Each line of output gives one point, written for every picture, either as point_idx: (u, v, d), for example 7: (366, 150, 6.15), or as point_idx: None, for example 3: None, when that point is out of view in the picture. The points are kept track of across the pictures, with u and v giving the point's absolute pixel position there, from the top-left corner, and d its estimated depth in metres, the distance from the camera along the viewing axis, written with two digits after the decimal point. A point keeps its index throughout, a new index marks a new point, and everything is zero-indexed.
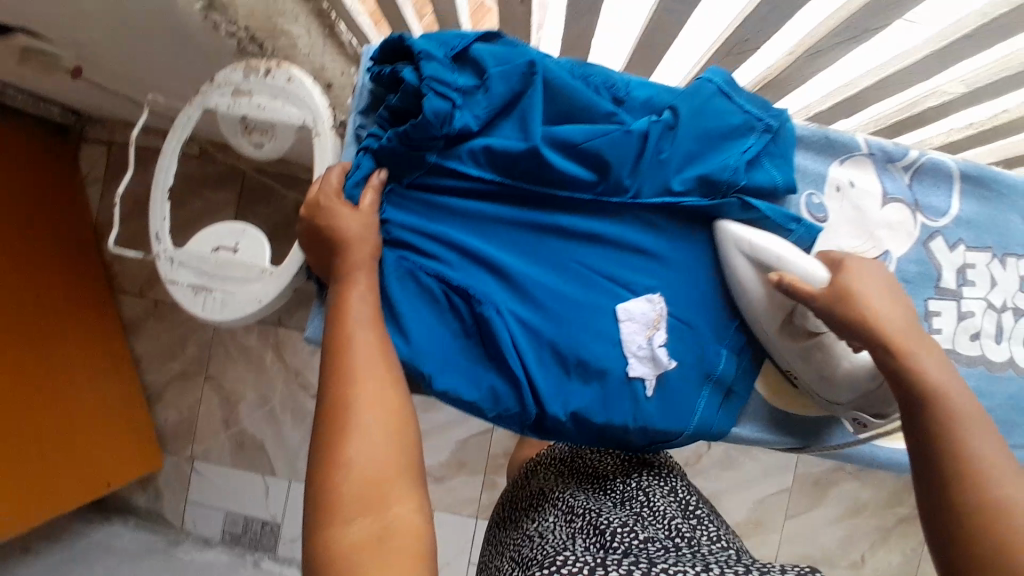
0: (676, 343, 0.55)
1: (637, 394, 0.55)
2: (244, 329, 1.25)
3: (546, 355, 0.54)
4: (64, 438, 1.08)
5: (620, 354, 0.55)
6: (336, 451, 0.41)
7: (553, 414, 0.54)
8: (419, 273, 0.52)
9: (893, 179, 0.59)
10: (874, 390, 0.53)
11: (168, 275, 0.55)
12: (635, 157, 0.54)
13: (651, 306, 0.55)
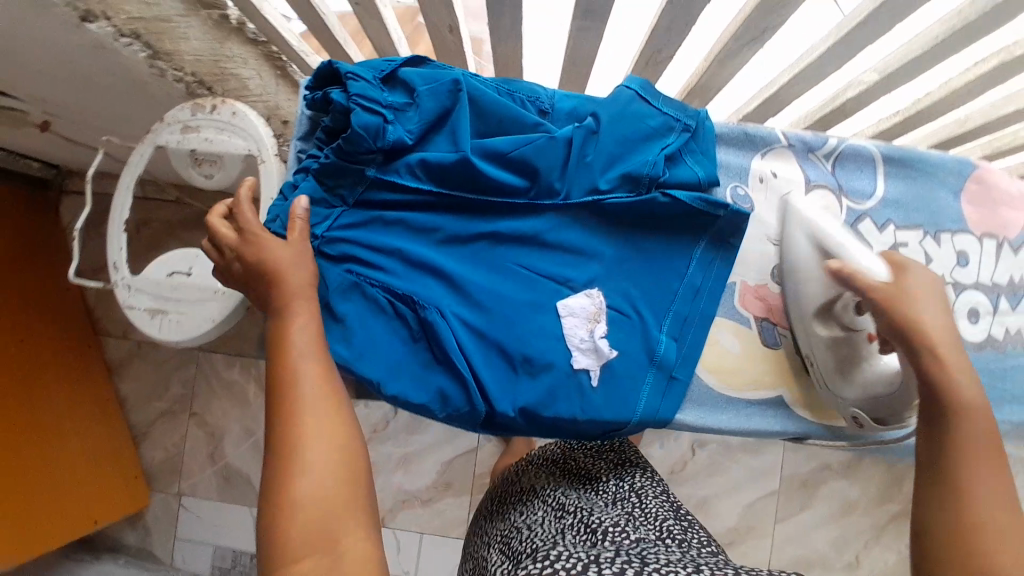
0: (617, 333, 0.58)
1: (583, 385, 0.57)
2: (227, 364, 1.28)
3: (492, 354, 0.57)
4: (51, 475, 1.09)
5: (564, 348, 0.57)
6: (287, 486, 0.43)
7: (502, 411, 0.56)
8: (364, 285, 0.55)
9: (815, 168, 0.62)
10: (885, 397, 0.54)
11: (125, 301, 0.57)
12: (563, 161, 0.57)
13: (590, 300, 0.58)
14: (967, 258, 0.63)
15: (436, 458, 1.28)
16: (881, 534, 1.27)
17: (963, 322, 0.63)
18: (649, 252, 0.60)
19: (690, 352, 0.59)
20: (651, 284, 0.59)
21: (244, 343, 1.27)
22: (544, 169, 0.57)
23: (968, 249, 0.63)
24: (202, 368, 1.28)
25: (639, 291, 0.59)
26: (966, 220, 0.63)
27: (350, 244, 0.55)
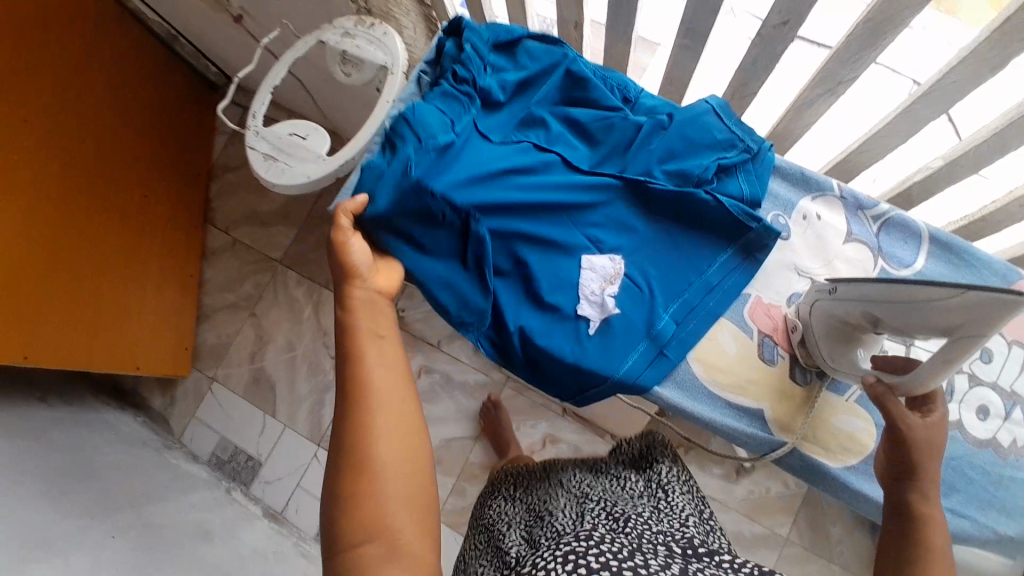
0: (625, 299, 0.62)
1: (580, 333, 0.61)
2: (296, 282, 1.43)
3: (513, 280, 0.63)
4: (120, 311, 1.24)
5: (575, 295, 0.62)
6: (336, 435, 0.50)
7: (509, 327, 0.62)
8: None
9: (860, 224, 0.65)
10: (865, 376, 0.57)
11: (250, 142, 0.70)
12: (620, 142, 0.65)
13: (611, 263, 0.63)
14: (993, 356, 0.62)
15: (439, 432, 1.31)
16: None
17: (971, 417, 0.60)
18: (681, 243, 0.64)
19: (683, 340, 0.62)
20: (672, 270, 0.63)
21: (317, 268, 1.42)
22: (609, 145, 0.65)
23: (993, 347, 0.62)
24: (275, 278, 1.44)
25: (660, 272, 0.63)
26: None
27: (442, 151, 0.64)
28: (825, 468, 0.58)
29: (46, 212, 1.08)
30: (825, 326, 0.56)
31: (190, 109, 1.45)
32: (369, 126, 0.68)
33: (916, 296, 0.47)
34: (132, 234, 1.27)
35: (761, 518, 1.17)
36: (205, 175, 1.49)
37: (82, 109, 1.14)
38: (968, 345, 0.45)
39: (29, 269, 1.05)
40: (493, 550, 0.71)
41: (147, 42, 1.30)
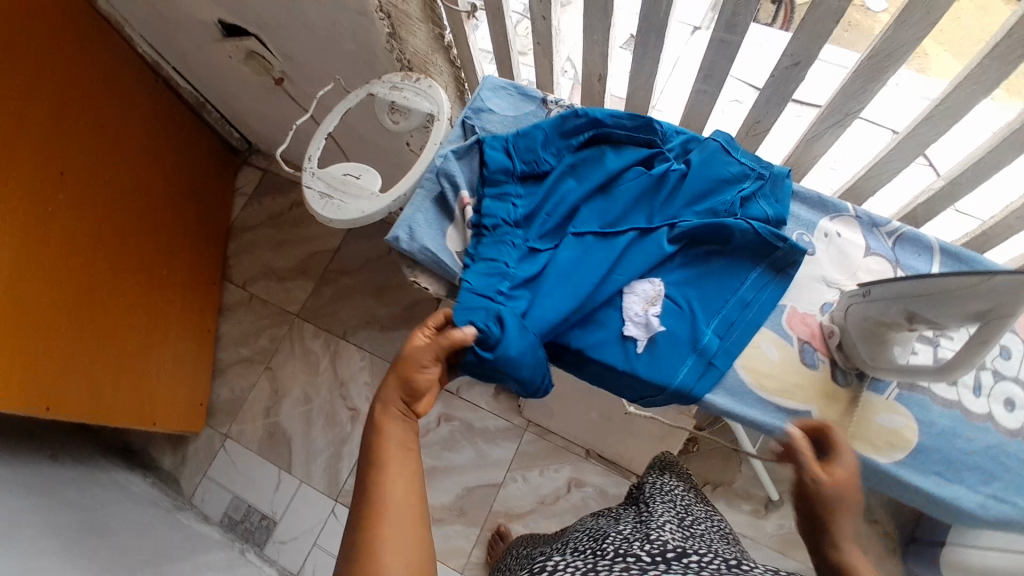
0: (670, 318, 0.64)
1: (629, 352, 0.64)
2: (313, 334, 1.44)
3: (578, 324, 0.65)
4: (139, 365, 1.24)
5: (620, 318, 0.65)
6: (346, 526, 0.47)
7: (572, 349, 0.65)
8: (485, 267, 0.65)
9: (876, 240, 0.71)
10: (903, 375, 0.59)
11: (307, 182, 0.75)
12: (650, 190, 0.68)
13: (651, 286, 0.66)
14: (1011, 352, 0.67)
15: (459, 481, 1.29)
16: None
17: (1000, 409, 0.64)
18: (718, 263, 0.67)
19: (728, 349, 0.64)
20: (712, 286, 0.66)
21: (334, 321, 1.45)
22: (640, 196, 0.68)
23: (1010, 345, 0.67)
24: (291, 332, 1.45)
25: (702, 294, 0.66)
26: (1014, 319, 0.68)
27: (494, 231, 0.66)
28: (877, 463, 0.61)
29: (79, 261, 1.11)
30: (860, 328, 0.61)
31: (212, 171, 1.51)
32: (418, 168, 0.71)
33: (949, 290, 0.52)
34: (156, 288, 1.30)
35: (791, 554, 1.17)
36: (223, 233, 1.54)
37: (117, 168, 1.20)
38: (1001, 326, 0.49)
39: (59, 316, 1.07)
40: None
41: (180, 109, 1.39)
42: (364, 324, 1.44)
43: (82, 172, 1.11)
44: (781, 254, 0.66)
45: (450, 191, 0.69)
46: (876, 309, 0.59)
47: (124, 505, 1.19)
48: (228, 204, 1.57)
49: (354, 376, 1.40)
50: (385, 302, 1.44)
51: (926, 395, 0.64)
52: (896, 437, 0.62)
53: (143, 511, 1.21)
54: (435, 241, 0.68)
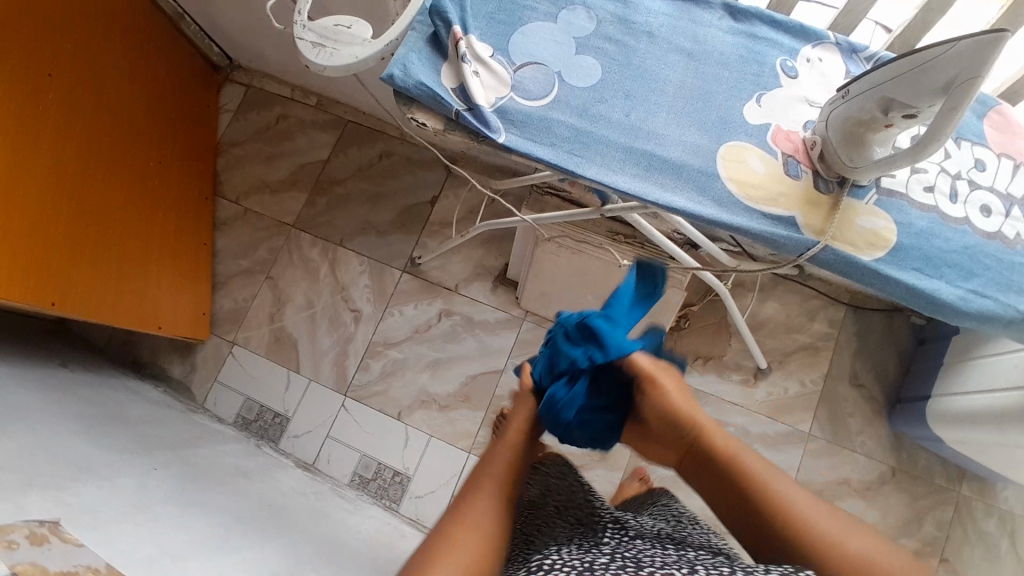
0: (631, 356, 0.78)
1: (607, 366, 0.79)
2: (311, 243, 1.46)
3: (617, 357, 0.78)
4: (142, 271, 1.26)
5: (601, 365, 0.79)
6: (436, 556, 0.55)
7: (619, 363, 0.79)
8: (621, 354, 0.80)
9: (856, 65, 0.73)
10: (876, 166, 0.64)
11: (298, 33, 0.75)
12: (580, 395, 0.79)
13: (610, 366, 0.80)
14: (985, 165, 0.71)
15: (463, 370, 1.35)
16: None
17: (976, 215, 0.69)
18: (697, 88, 0.71)
19: (707, 156, 0.68)
20: (694, 108, 0.70)
21: (330, 229, 1.47)
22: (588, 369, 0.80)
23: (985, 159, 0.72)
24: (289, 242, 1.47)
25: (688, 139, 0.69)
26: (987, 136, 0.73)
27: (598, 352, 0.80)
28: (860, 261, 0.65)
29: (76, 163, 1.11)
30: (838, 131, 0.65)
31: (196, 86, 1.50)
32: (410, 10, 0.69)
33: (917, 65, 0.56)
34: (153, 199, 1.31)
35: (781, 417, 1.27)
36: (212, 150, 1.53)
37: (102, 73, 1.18)
38: (968, 89, 0.54)
39: (64, 215, 1.08)
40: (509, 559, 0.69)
41: (162, 18, 1.36)
42: (360, 230, 1.46)
43: (69, 72, 1.10)
44: (756, 88, 0.71)
45: (443, 28, 0.71)
46: (852, 106, 0.63)
47: (139, 403, 1.22)
48: (214, 120, 1.56)
49: (354, 280, 1.43)
50: (379, 208, 1.46)
51: (905, 201, 0.68)
52: (873, 240, 0.66)
53: (158, 409, 1.24)
54: (429, 78, 0.70)
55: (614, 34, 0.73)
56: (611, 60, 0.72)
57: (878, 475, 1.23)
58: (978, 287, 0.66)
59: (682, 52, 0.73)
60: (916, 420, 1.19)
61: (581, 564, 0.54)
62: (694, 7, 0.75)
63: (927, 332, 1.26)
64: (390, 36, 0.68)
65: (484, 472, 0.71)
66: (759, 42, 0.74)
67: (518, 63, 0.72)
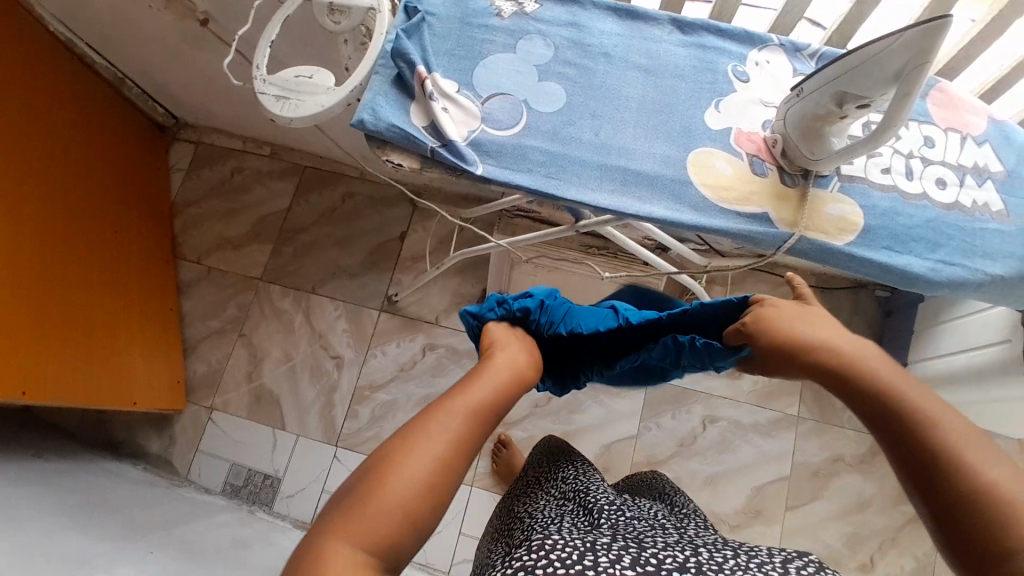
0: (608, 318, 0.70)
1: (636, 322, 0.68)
2: (282, 294, 1.43)
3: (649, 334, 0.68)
4: (108, 347, 1.20)
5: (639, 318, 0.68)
6: (380, 473, 0.41)
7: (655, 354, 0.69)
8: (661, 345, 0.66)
9: (801, 64, 0.77)
10: (841, 155, 0.68)
11: (260, 88, 0.75)
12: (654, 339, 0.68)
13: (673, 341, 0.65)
14: (933, 142, 0.76)
15: None
16: (895, 535, 1.22)
17: (933, 188, 0.74)
18: (658, 100, 0.74)
19: (678, 164, 0.71)
20: (659, 120, 0.73)
21: (301, 278, 1.44)
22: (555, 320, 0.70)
23: (933, 135, 0.77)
24: (259, 296, 1.44)
25: (659, 152, 0.71)
26: (931, 115, 0.78)
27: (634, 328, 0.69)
28: (834, 246, 0.69)
29: (29, 244, 1.06)
30: (799, 128, 0.68)
31: (142, 149, 1.45)
32: (372, 55, 0.70)
33: (866, 58, 0.60)
34: (111, 270, 1.25)
35: (770, 404, 1.30)
36: (166, 212, 1.49)
37: (45, 147, 1.14)
38: (917, 75, 0.58)
39: (21, 300, 1.03)
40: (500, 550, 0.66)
41: (99, 85, 1.32)
42: (332, 275, 1.44)
43: (11, 152, 1.05)
44: (712, 96, 0.75)
45: (406, 70, 0.72)
46: (809, 102, 0.66)
47: (121, 485, 1.16)
48: (165, 182, 1.52)
49: (332, 326, 1.40)
50: (348, 251, 1.45)
51: (866, 184, 0.72)
52: (842, 221, 0.70)
53: (142, 488, 1.18)
54: (400, 119, 0.70)
55: (572, 58, 0.76)
56: (573, 83, 0.75)
57: (869, 446, 1.28)
58: (945, 256, 0.70)
59: (640, 68, 0.76)
60: None
61: (581, 543, 0.50)
62: (644, 24, 0.78)
63: (892, 303, 1.32)
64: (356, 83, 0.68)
65: (442, 411, 0.45)
66: (709, 52, 0.77)
67: (485, 96, 0.73)
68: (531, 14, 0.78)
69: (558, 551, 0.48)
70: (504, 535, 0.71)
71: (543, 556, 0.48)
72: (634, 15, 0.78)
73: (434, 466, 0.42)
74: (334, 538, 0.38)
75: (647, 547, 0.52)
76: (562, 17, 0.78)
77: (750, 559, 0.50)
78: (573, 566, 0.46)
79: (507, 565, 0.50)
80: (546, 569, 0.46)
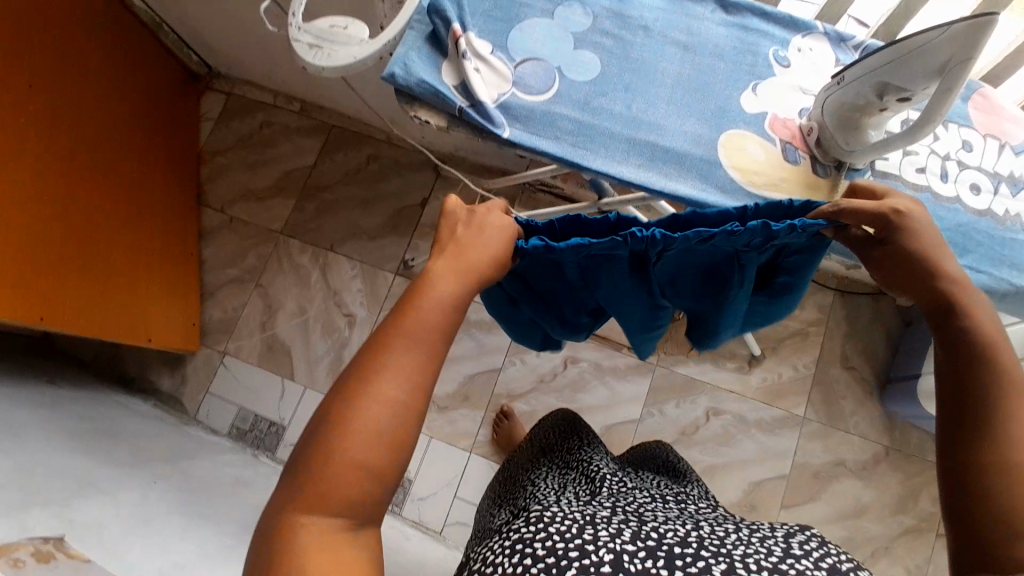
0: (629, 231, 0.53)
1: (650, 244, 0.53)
2: (300, 249, 1.45)
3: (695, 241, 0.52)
4: (129, 284, 1.23)
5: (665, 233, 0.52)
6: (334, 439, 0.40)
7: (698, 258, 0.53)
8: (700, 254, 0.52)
9: (845, 54, 0.75)
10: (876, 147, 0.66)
11: (294, 35, 0.75)
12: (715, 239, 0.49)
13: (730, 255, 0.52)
14: (972, 145, 0.74)
15: (461, 371, 1.35)
16: (888, 544, 1.21)
17: (967, 193, 0.72)
18: (693, 79, 0.73)
19: (708, 145, 0.69)
20: (693, 98, 0.72)
21: (320, 235, 1.45)
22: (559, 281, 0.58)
23: (972, 139, 0.74)
24: (278, 249, 1.45)
25: (690, 131, 0.70)
26: (972, 119, 0.75)
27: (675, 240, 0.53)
28: None
29: (59, 176, 1.08)
30: (834, 118, 0.66)
31: (175, 94, 1.47)
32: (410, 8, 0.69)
33: (911, 48, 0.57)
34: (136, 209, 1.28)
35: (776, 403, 1.30)
36: (194, 158, 1.51)
37: (81, 82, 1.15)
38: (961, 70, 0.56)
39: (49, 230, 1.05)
40: (503, 517, 0.67)
41: (136, 26, 1.33)
42: (351, 234, 1.45)
43: (47, 84, 1.07)
44: (750, 78, 0.73)
45: (441, 26, 0.71)
46: (847, 91, 0.64)
47: (133, 419, 1.20)
48: (195, 128, 1.53)
49: (346, 284, 1.42)
50: (369, 212, 1.45)
51: (898, 181, 0.71)
52: None
53: (152, 424, 1.22)
54: (431, 75, 0.70)
55: (610, 29, 0.74)
56: (609, 55, 0.73)
57: (872, 453, 1.26)
58: (972, 262, 0.69)
59: (679, 45, 0.74)
60: (905, 399, 1.22)
61: (582, 517, 0.50)
62: (687, 0, 0.77)
63: (913, 313, 1.29)
64: (390, 36, 0.68)
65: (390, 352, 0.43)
66: (751, 34, 0.75)
67: (518, 59, 0.72)
68: None
69: (557, 525, 0.48)
70: (509, 504, 0.73)
71: (542, 529, 0.48)
72: None
73: (389, 421, 0.41)
74: (299, 512, 0.39)
75: (648, 521, 0.52)
76: None
77: (751, 533, 0.50)
78: (572, 541, 0.46)
79: (505, 536, 0.50)
80: (546, 543, 0.46)
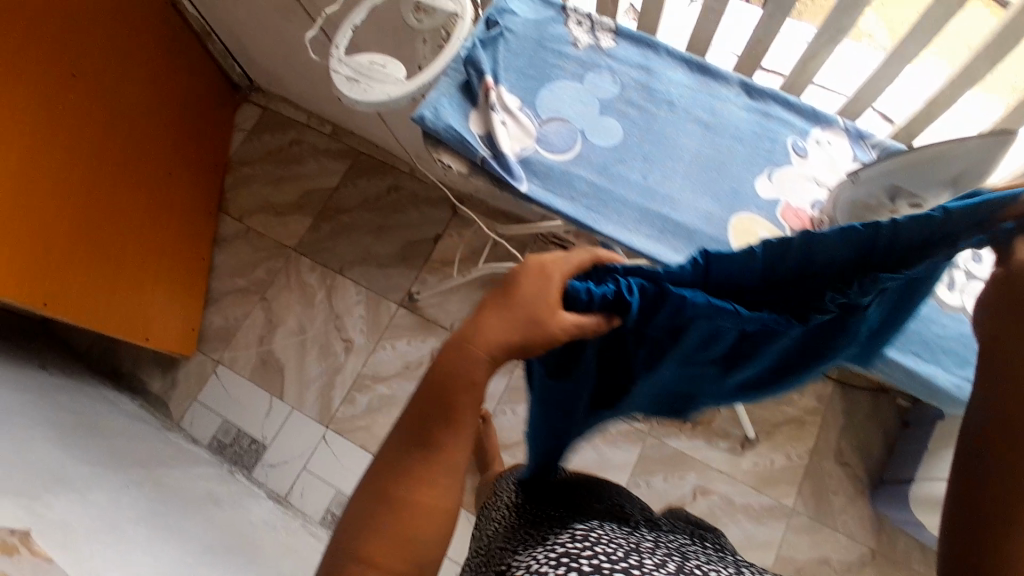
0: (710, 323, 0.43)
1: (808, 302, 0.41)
2: (309, 268, 1.46)
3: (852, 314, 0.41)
4: (137, 282, 1.24)
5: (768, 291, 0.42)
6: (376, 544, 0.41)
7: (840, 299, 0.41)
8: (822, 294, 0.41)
9: (862, 152, 0.77)
10: None
11: (334, 66, 0.78)
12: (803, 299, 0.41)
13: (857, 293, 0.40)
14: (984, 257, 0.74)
15: None
16: None
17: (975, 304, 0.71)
18: (711, 159, 0.74)
19: (719, 224, 0.71)
20: (710, 178, 0.73)
21: (331, 257, 1.47)
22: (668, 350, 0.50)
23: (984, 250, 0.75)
24: (288, 265, 1.47)
25: (701, 210, 0.71)
26: None
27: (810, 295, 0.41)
28: None
29: (89, 169, 1.11)
30: (846, 213, 0.67)
31: (214, 104, 1.52)
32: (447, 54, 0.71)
33: (928, 156, 0.58)
34: (155, 210, 1.30)
35: (765, 489, 1.27)
36: (221, 167, 1.54)
37: (122, 84, 1.20)
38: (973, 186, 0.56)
39: (69, 221, 1.08)
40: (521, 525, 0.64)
41: (189, 37, 1.39)
42: (361, 260, 1.46)
43: (89, 78, 1.11)
44: (767, 165, 0.75)
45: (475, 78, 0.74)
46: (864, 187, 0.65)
47: (116, 416, 1.19)
48: (227, 138, 1.57)
49: (349, 310, 1.43)
50: (381, 240, 1.47)
51: None
52: None
53: (134, 423, 1.20)
54: (459, 122, 0.72)
55: (636, 100, 0.77)
56: (632, 124, 0.75)
57: (858, 555, 1.22)
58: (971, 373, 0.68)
59: (700, 123, 0.76)
60: (897, 503, 1.18)
61: (628, 545, 0.48)
62: (712, 80, 0.79)
63: (911, 415, 1.27)
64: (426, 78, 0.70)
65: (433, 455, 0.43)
66: (772, 121, 0.77)
67: (544, 117, 0.75)
68: (606, 50, 0.80)
69: (603, 546, 0.46)
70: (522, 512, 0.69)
71: (588, 548, 0.46)
72: (706, 70, 0.79)
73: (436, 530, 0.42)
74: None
75: (692, 560, 0.50)
76: (635, 59, 0.79)
77: None
78: (619, 563, 0.44)
79: (545, 548, 0.48)
80: (592, 560, 0.44)
